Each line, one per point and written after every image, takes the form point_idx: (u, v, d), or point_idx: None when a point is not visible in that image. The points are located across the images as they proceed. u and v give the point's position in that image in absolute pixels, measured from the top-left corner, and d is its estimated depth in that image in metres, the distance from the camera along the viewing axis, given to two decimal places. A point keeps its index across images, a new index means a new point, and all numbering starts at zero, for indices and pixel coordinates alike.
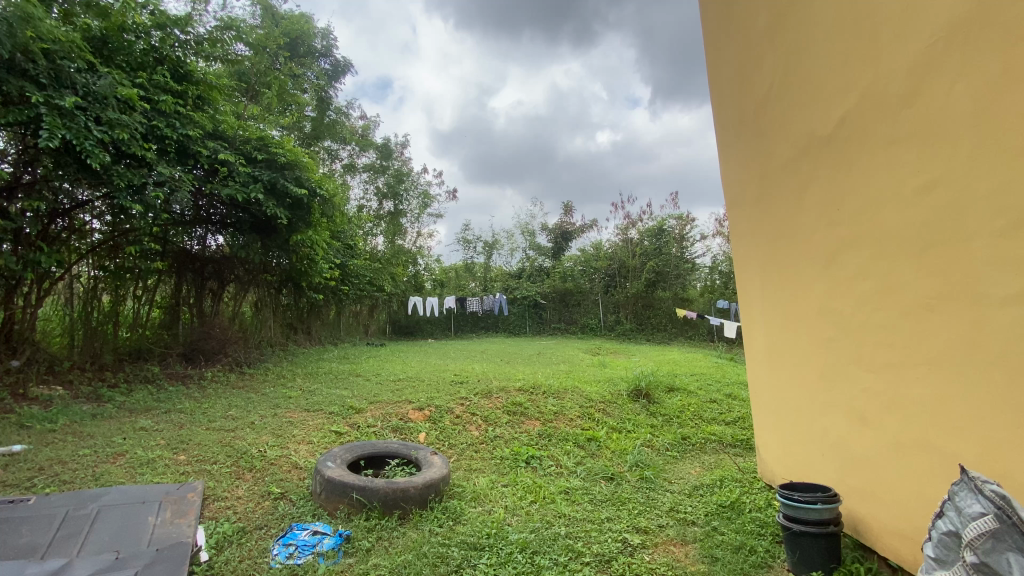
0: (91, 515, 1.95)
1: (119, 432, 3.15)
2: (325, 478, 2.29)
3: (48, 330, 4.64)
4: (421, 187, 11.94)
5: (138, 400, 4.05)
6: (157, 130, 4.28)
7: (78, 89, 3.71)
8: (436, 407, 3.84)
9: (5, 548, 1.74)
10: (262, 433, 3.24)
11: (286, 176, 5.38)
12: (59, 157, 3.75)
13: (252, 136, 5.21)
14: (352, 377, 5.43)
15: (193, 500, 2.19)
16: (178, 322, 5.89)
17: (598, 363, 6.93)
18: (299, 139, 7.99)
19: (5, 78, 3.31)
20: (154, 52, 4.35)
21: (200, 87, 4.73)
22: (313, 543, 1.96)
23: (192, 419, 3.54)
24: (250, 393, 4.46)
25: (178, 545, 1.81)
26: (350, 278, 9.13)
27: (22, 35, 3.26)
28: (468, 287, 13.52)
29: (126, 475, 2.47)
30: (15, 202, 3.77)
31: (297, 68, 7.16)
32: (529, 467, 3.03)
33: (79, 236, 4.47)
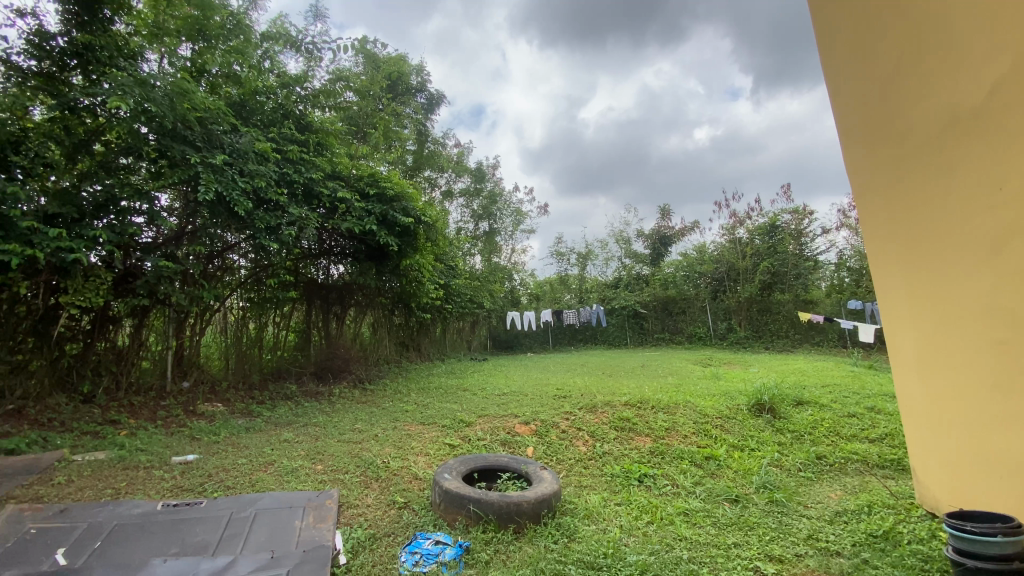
0: (249, 518, 2.25)
1: (268, 443, 3.58)
2: (443, 489, 2.40)
3: (209, 354, 5.45)
4: (513, 204, 12.30)
5: (282, 415, 4.58)
6: (288, 177, 4.90)
7: (226, 147, 4.41)
8: (542, 422, 3.87)
9: (185, 544, 2.04)
10: (385, 445, 3.49)
11: (395, 208, 5.78)
12: (214, 208, 4.38)
13: (365, 173, 5.68)
14: (460, 391, 5.66)
15: (330, 506, 2.41)
16: (309, 344, 6.61)
17: (710, 375, 6.50)
18: (404, 172, 8.65)
19: (170, 145, 3.99)
20: (281, 108, 5.07)
21: (319, 134, 5.35)
22: (436, 552, 2.05)
23: (325, 432, 3.92)
24: (372, 408, 4.84)
25: (321, 548, 2.01)
26: (452, 297, 9.61)
27: (180, 107, 3.90)
28: (564, 300, 13.56)
29: (276, 482, 2.79)
30: (182, 247, 4.51)
31: (398, 107, 7.77)
32: (642, 485, 2.92)
33: (229, 273, 5.22)
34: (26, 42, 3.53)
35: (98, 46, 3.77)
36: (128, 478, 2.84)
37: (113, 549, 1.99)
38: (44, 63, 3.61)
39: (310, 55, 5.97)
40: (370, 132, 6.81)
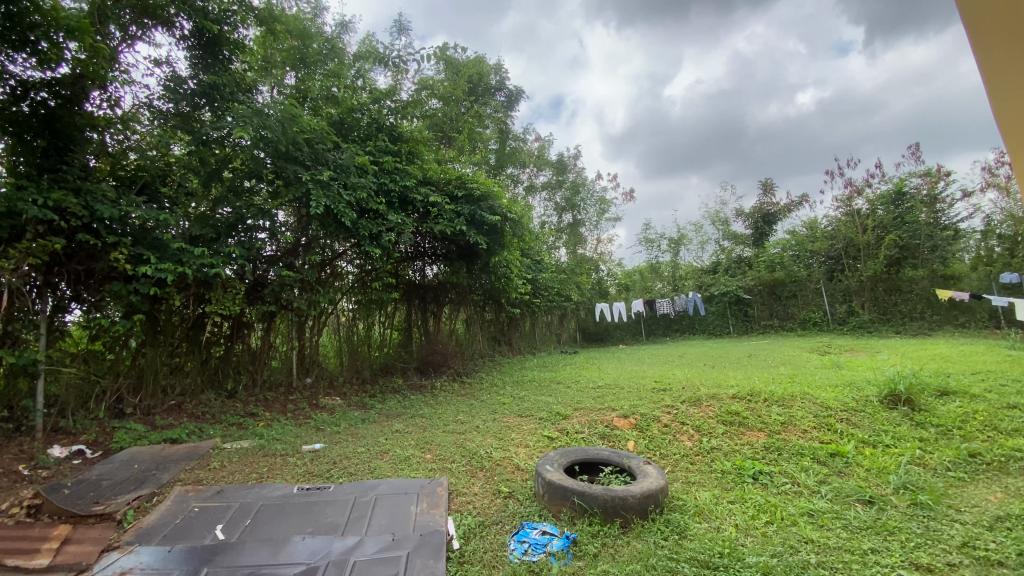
0: (371, 502, 2.46)
1: (381, 434, 3.88)
2: (546, 480, 2.44)
3: (327, 353, 6.01)
4: (597, 193, 12.11)
5: (391, 407, 4.93)
6: (385, 187, 5.25)
7: (331, 164, 4.81)
8: (642, 415, 3.77)
9: (319, 524, 2.28)
10: (487, 436, 3.62)
11: (482, 207, 5.93)
12: (324, 220, 4.82)
13: (453, 177, 5.86)
14: (555, 384, 5.69)
15: (441, 493, 2.56)
16: (411, 341, 7.04)
17: (830, 364, 5.90)
18: (488, 171, 8.86)
19: (285, 167, 4.44)
20: (375, 122, 5.42)
21: (410, 143, 5.64)
22: (544, 542, 2.10)
23: (431, 423, 4.15)
24: (471, 401, 5.04)
25: (435, 533, 2.14)
26: (541, 291, 9.69)
27: (291, 130, 4.31)
28: (655, 289, 13.14)
29: (392, 469, 3.02)
30: (299, 257, 5.01)
31: (480, 108, 7.94)
32: (757, 483, 2.74)
33: (338, 278, 5.70)
34: (163, 87, 4.09)
35: (220, 86, 4.33)
36: (269, 465, 3.22)
37: (261, 527, 2.27)
38: (179, 103, 4.16)
39: (397, 69, 6.46)
40: (455, 136, 7.05)
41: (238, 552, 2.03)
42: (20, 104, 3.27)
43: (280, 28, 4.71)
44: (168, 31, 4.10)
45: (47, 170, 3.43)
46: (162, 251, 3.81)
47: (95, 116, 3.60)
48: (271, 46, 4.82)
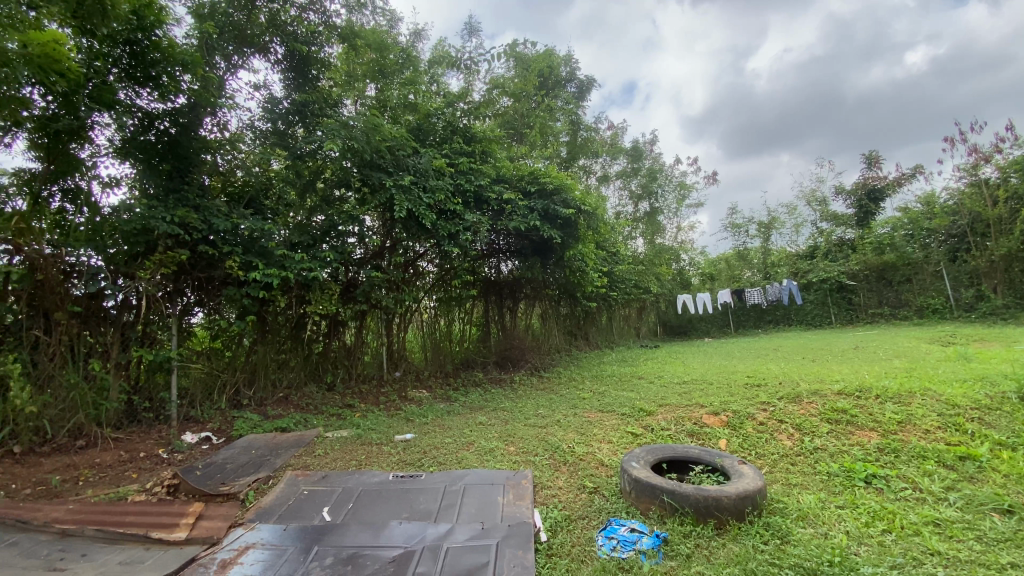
0: (461, 492, 2.56)
1: (466, 426, 4.01)
2: (633, 477, 2.40)
3: (412, 348, 6.31)
4: (676, 178, 11.60)
5: (474, 400, 5.09)
6: (461, 187, 5.40)
7: (411, 169, 5.03)
8: (733, 412, 3.58)
9: (414, 510, 2.42)
10: (569, 430, 3.62)
11: (556, 201, 5.91)
12: (407, 223, 5.06)
13: (526, 173, 5.89)
14: (636, 379, 5.56)
15: (526, 485, 2.61)
16: (490, 336, 7.21)
17: (957, 356, 5.21)
18: (560, 164, 8.81)
19: (370, 174, 4.71)
20: (450, 125, 5.59)
21: (483, 142, 5.76)
22: (633, 539, 2.06)
23: (513, 416, 4.23)
24: (551, 395, 5.06)
25: (523, 524, 2.18)
26: (618, 283, 9.51)
27: (374, 139, 4.56)
28: (744, 278, 12.41)
29: (478, 460, 3.12)
30: (385, 259, 5.31)
31: (551, 101, 7.88)
32: (869, 488, 2.50)
33: (420, 277, 5.96)
34: (262, 108, 4.54)
35: (310, 103, 4.70)
36: (366, 453, 3.45)
37: (362, 511, 2.45)
38: (276, 122, 4.59)
39: (469, 71, 6.65)
40: (527, 132, 7.08)
41: (342, 533, 2.21)
42: (152, 133, 3.80)
43: (361, 43, 5.02)
44: (264, 56, 4.53)
45: (171, 190, 3.91)
46: (267, 258, 4.20)
47: (208, 140, 4.07)
48: (353, 61, 5.11)
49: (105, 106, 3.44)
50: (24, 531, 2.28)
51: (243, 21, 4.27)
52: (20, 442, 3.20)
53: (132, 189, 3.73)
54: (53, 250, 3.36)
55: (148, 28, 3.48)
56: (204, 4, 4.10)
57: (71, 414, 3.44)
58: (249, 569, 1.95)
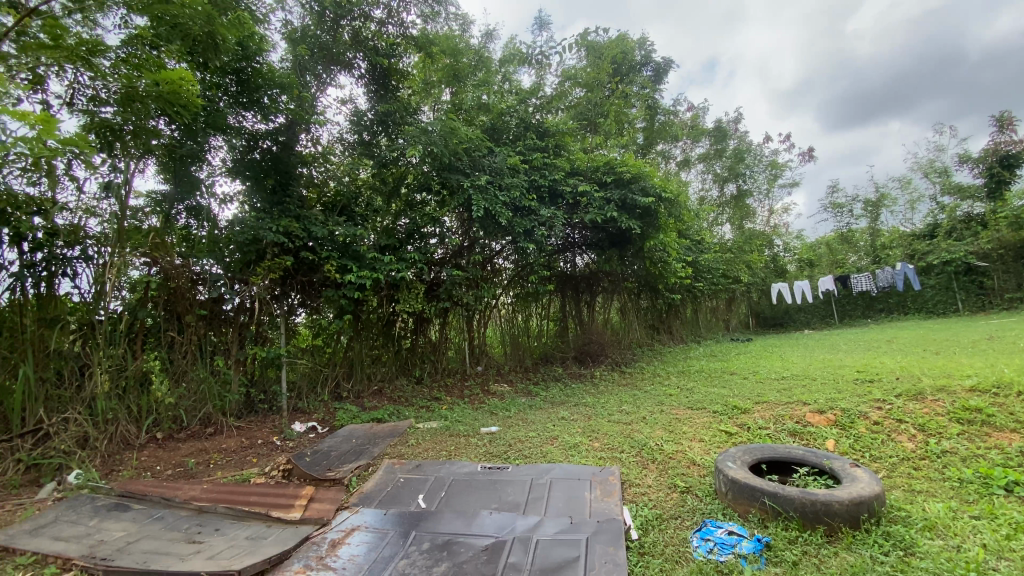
0: (547, 485, 2.60)
1: (549, 420, 4.04)
2: (729, 478, 2.29)
3: (493, 343, 6.47)
4: (766, 157, 10.79)
5: (556, 395, 5.11)
6: (536, 183, 5.43)
7: (486, 168, 5.14)
8: (842, 411, 3.29)
9: (503, 501, 2.49)
10: (657, 428, 3.52)
11: (634, 190, 5.73)
12: (484, 222, 5.18)
13: (601, 163, 5.79)
14: (728, 374, 5.29)
15: (614, 482, 2.58)
16: (568, 332, 7.19)
17: None
18: (637, 151, 8.54)
19: (449, 177, 4.87)
20: (523, 122, 5.63)
21: (556, 136, 5.77)
22: (732, 543, 1.96)
23: (597, 412, 4.19)
24: (635, 390, 4.95)
25: (612, 521, 2.16)
26: (703, 274, 9.09)
27: (451, 142, 4.71)
28: (849, 263, 11.33)
29: (563, 455, 3.13)
30: (464, 257, 5.48)
31: (626, 87, 7.65)
32: (1012, 497, 2.19)
33: (497, 274, 6.08)
34: (349, 121, 4.83)
35: (392, 112, 4.91)
36: (454, 444, 3.60)
37: (454, 500, 2.56)
38: (362, 133, 4.87)
39: (541, 65, 6.69)
40: (602, 122, 6.95)
41: (437, 519, 2.33)
42: (257, 151, 4.18)
43: (436, 49, 5.20)
44: (349, 72, 4.82)
45: (275, 203, 4.31)
46: (360, 261, 4.51)
47: (305, 155, 4.44)
48: (429, 67, 5.32)
49: (219, 130, 3.85)
50: (169, 506, 2.58)
51: (330, 41, 4.58)
52: (162, 429, 3.64)
53: (242, 204, 4.16)
54: (183, 260, 3.82)
55: (251, 56, 3.88)
56: (296, 29, 4.48)
57: (201, 405, 3.91)
58: (356, 549, 2.12)
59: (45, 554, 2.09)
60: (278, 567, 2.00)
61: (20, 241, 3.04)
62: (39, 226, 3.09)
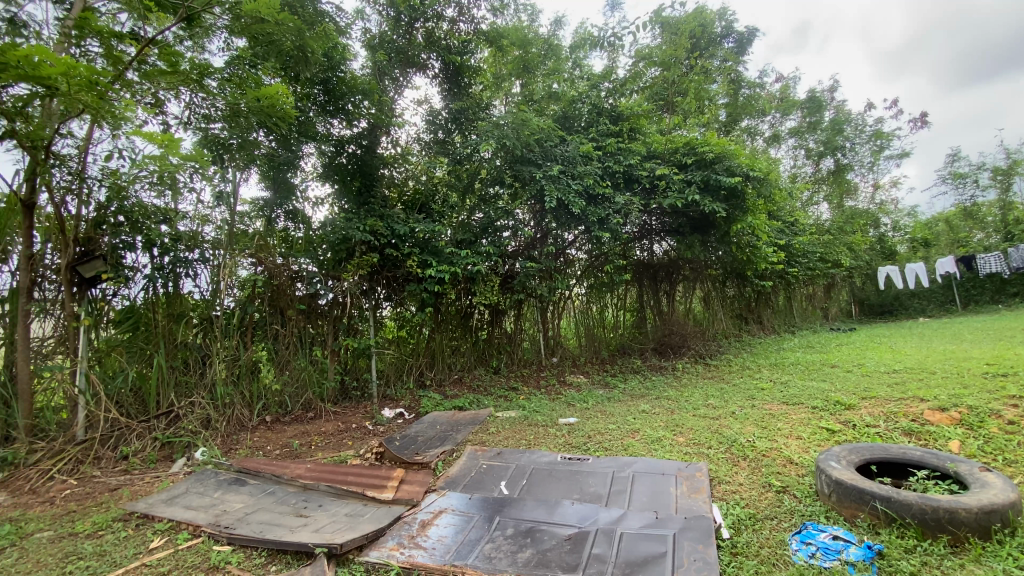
0: (630, 478, 2.57)
1: (630, 413, 3.97)
2: (833, 479, 2.12)
3: (568, 334, 6.45)
4: (870, 127, 9.74)
5: (635, 387, 5.01)
6: (610, 169, 5.31)
7: (559, 157, 5.10)
8: (968, 409, 2.92)
9: (585, 492, 2.49)
10: (747, 423, 3.34)
11: (717, 170, 5.41)
12: (557, 213, 5.16)
13: (680, 145, 5.54)
14: (827, 367, 4.89)
15: (701, 478, 2.49)
16: (646, 322, 7.00)
17: None
18: (720, 130, 8.05)
19: (521, 169, 4.89)
20: (596, 107, 5.52)
21: (630, 120, 5.61)
22: (837, 549, 1.82)
23: (680, 405, 4.04)
24: (723, 384, 4.71)
25: (701, 518, 2.09)
26: (797, 258, 8.43)
27: (523, 134, 4.72)
28: (973, 241, 10.02)
29: (646, 448, 3.06)
30: (537, 249, 5.51)
31: (706, 62, 7.21)
32: None
33: (571, 264, 6.04)
34: (424, 121, 5.02)
35: (465, 109, 5.03)
36: (534, 434, 3.65)
37: (536, 488, 2.61)
38: (437, 132, 5.04)
39: (613, 47, 6.37)
40: (680, 101, 6.61)
41: (520, 507, 2.38)
42: (343, 155, 4.48)
43: (505, 42, 5.21)
44: (423, 73, 4.98)
45: (361, 204, 4.58)
46: (438, 256, 4.66)
47: (385, 156, 4.69)
48: (499, 60, 5.38)
49: (310, 137, 4.20)
50: (279, 482, 2.86)
51: (405, 44, 4.75)
52: (270, 412, 4.03)
53: (332, 206, 4.48)
54: (283, 260, 4.18)
55: (336, 66, 4.13)
56: (374, 35, 4.70)
57: (302, 391, 4.28)
58: (445, 531, 2.23)
59: (180, 521, 2.41)
60: (375, 543, 2.16)
61: (151, 247, 3.48)
62: (166, 233, 3.52)
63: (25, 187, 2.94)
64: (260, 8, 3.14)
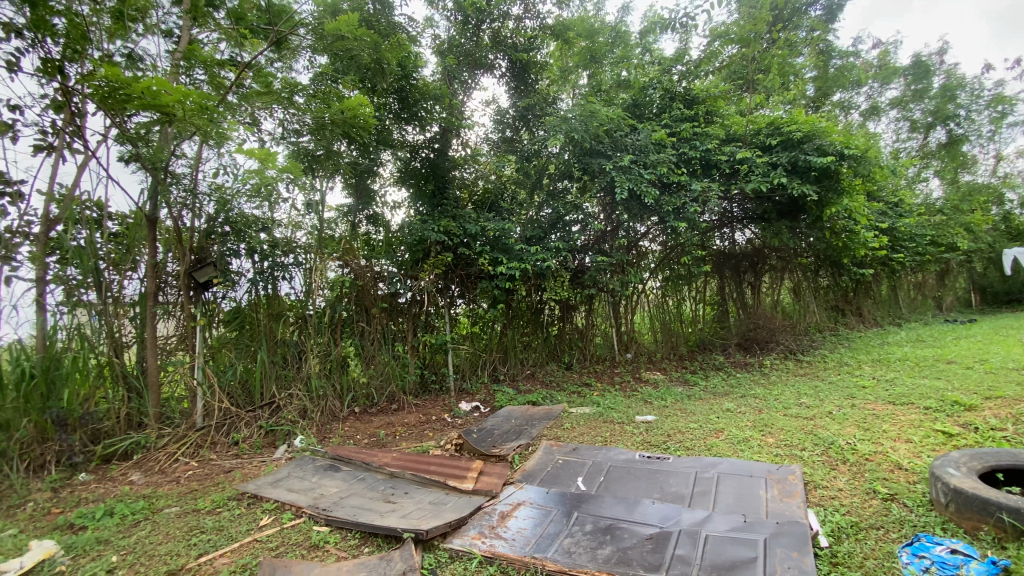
0: (714, 479, 2.47)
1: (712, 411, 3.80)
2: (950, 487, 1.92)
3: (643, 329, 6.29)
4: (991, 90, 8.57)
5: (717, 384, 4.79)
6: (686, 156, 5.11)
7: (630, 147, 4.97)
8: None
9: (666, 491, 2.43)
10: (846, 425, 3.08)
11: (806, 150, 5.01)
12: (630, 204, 5.05)
13: (763, 125, 5.20)
14: (942, 363, 4.39)
15: (794, 482, 2.34)
16: (728, 316, 6.65)
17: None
18: (808, 106, 7.45)
19: (591, 161, 4.82)
20: (668, 93, 5.32)
21: (706, 102, 5.37)
22: (955, 563, 1.63)
23: (768, 404, 3.81)
24: (816, 381, 4.38)
25: (796, 524, 1.97)
26: (902, 243, 7.62)
27: (592, 126, 4.65)
28: None
29: (731, 449, 2.93)
30: (608, 242, 5.42)
31: (791, 34, 6.67)
32: None
33: (644, 257, 5.89)
34: (493, 121, 5.11)
35: (532, 106, 5.05)
36: (610, 431, 3.61)
37: (614, 485, 2.59)
38: (505, 130, 5.11)
39: (685, 28, 6.04)
40: (761, 78, 6.19)
41: (598, 503, 2.38)
42: (417, 159, 4.67)
43: (572, 33, 5.15)
44: (490, 73, 5.06)
45: (435, 205, 4.75)
46: (509, 253, 4.74)
47: (456, 158, 4.82)
48: (566, 53, 5.32)
49: (388, 144, 4.41)
50: (368, 470, 3.07)
51: (473, 47, 4.85)
52: (358, 403, 4.32)
53: (408, 209, 4.70)
54: (366, 261, 4.47)
55: (409, 74, 4.33)
56: (443, 41, 4.83)
57: (386, 384, 4.53)
58: (524, 523, 2.28)
59: (284, 502, 2.66)
60: (458, 531, 2.25)
61: (253, 254, 3.86)
62: (265, 240, 3.88)
63: (149, 204, 3.37)
64: (341, 26, 3.35)
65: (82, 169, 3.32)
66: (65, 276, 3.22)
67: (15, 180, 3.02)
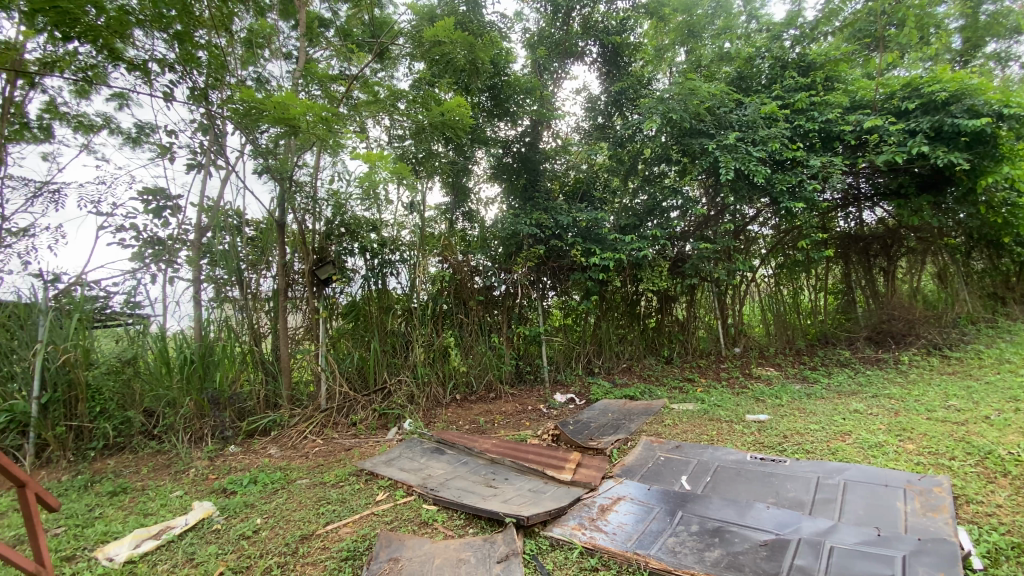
0: (839, 486, 2.25)
1: (836, 412, 3.45)
2: None
3: (752, 322, 5.86)
4: None
5: (842, 382, 4.32)
6: (801, 129, 4.64)
7: (735, 123, 4.63)
8: None
9: (782, 496, 2.26)
10: (1010, 432, 2.63)
11: (954, 112, 4.31)
12: (735, 185, 4.70)
13: (897, 87, 4.56)
14: None
15: (940, 494, 2.06)
16: (854, 306, 5.96)
17: None
18: (954, 61, 6.40)
19: (691, 142, 4.56)
20: (779, 61, 4.86)
21: (825, 68, 4.83)
22: None
23: (906, 406, 3.37)
24: (970, 381, 3.78)
25: (943, 542, 1.73)
26: None
27: (691, 105, 4.39)
28: None
29: (860, 454, 2.64)
30: (711, 228, 5.11)
31: None
32: None
33: (752, 242, 5.47)
34: (585, 110, 5.04)
35: (626, 89, 4.90)
36: (715, 429, 3.42)
37: (722, 486, 2.46)
38: (597, 117, 5.02)
39: None
40: (894, 34, 5.43)
41: (705, 503, 2.28)
42: (509, 154, 4.78)
43: (668, 10, 4.94)
44: (581, 60, 4.98)
45: (528, 199, 4.81)
46: (603, 244, 4.68)
47: (548, 150, 4.81)
48: (660, 31, 5.12)
49: (483, 142, 4.50)
50: (470, 454, 3.22)
51: (563, 36, 4.81)
52: (460, 391, 4.54)
53: (502, 204, 4.82)
54: (463, 256, 4.61)
55: (501, 71, 4.44)
56: (534, 33, 4.86)
57: (485, 373, 4.71)
58: (625, 518, 2.26)
59: (397, 480, 2.89)
60: (559, 519, 2.29)
61: (365, 252, 4.22)
62: (375, 239, 4.22)
63: (278, 210, 3.81)
64: (438, 32, 3.51)
65: (225, 183, 3.85)
66: (215, 276, 3.79)
67: (175, 196, 3.60)
